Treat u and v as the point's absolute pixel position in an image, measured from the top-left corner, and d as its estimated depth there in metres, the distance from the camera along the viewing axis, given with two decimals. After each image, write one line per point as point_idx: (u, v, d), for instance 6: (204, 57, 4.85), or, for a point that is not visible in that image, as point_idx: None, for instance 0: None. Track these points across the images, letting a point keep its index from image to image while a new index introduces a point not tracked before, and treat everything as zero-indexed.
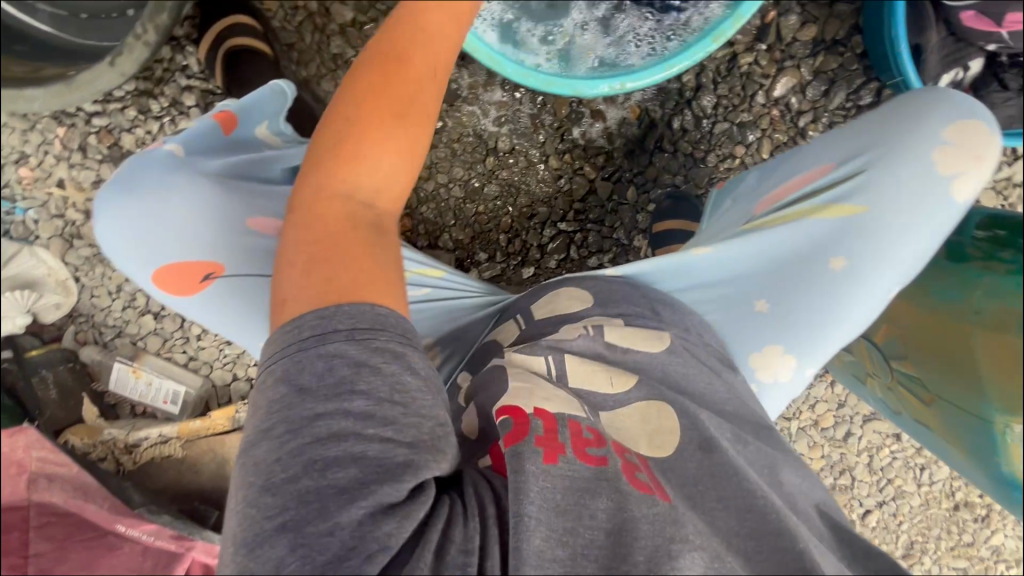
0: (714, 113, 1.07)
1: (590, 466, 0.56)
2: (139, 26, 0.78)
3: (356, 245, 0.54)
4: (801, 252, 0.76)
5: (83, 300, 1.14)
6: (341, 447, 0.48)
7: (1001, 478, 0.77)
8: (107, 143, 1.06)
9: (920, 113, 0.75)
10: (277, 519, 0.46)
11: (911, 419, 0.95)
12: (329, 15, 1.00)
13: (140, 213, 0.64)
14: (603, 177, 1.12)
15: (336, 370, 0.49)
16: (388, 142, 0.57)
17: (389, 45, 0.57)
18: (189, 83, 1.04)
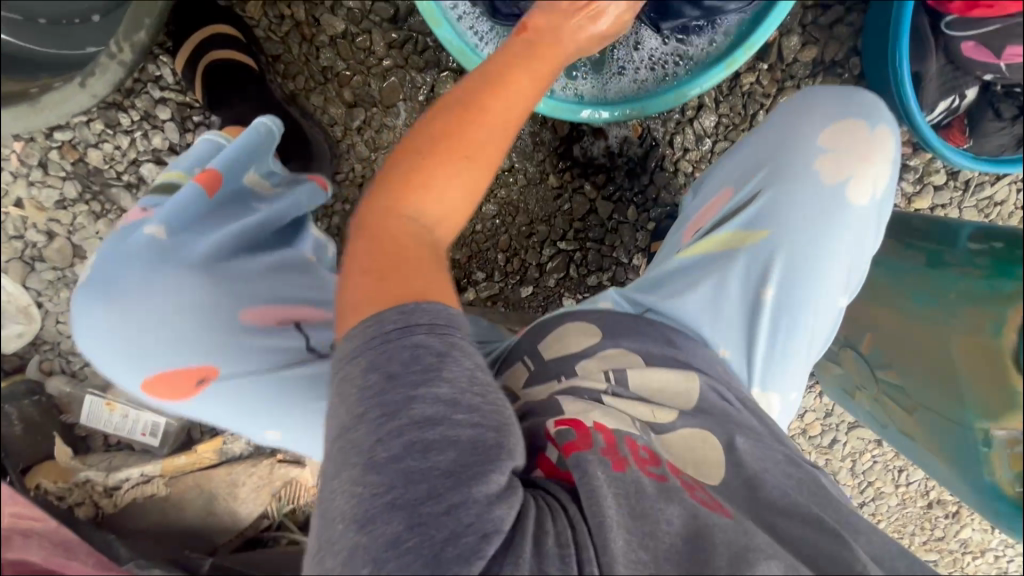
0: (715, 132, 1.06)
1: (653, 478, 0.57)
2: (115, 44, 0.78)
3: (420, 262, 0.54)
4: (746, 284, 0.75)
5: (47, 327, 1.05)
6: (434, 432, 0.47)
7: (984, 488, 0.77)
8: (72, 159, 0.98)
9: (799, 127, 0.78)
10: (355, 518, 0.46)
11: (895, 429, 0.94)
12: (319, 26, 0.94)
13: (124, 317, 0.55)
14: (605, 197, 1.10)
15: (422, 358, 0.48)
16: (457, 173, 0.57)
17: (464, 94, 0.58)
18: (163, 96, 0.96)
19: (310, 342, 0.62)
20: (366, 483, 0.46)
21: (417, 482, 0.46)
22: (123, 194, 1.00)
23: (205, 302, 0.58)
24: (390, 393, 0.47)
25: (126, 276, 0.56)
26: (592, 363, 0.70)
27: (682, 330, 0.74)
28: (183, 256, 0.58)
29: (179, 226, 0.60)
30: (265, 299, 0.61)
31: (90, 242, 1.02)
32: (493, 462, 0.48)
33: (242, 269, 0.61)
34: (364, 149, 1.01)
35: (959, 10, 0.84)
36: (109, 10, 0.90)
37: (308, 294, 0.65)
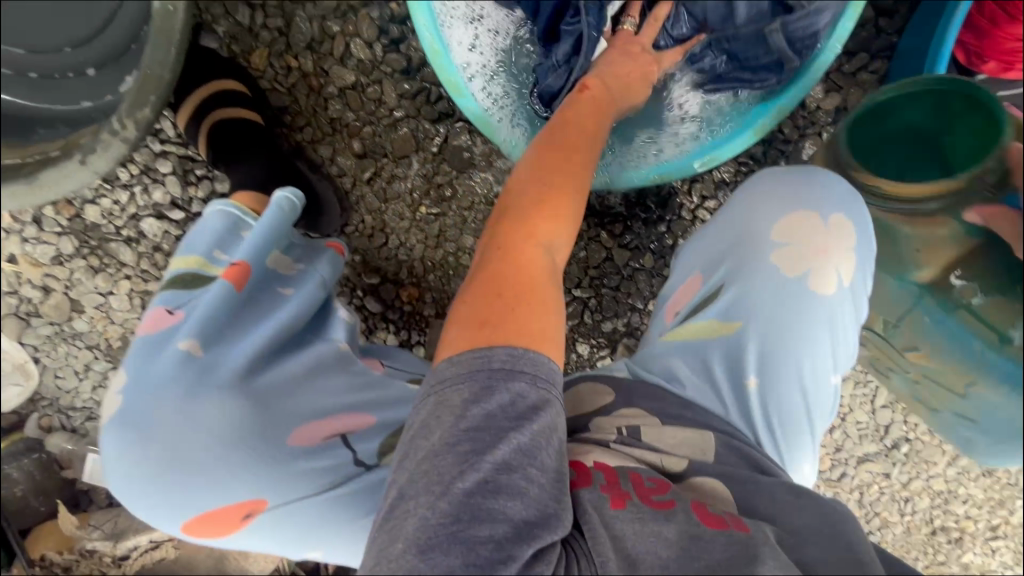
0: (734, 180, 1.04)
1: (659, 508, 0.58)
2: (117, 121, 0.73)
3: (535, 298, 0.58)
4: (733, 372, 0.71)
5: (46, 382, 1.00)
6: (508, 477, 0.51)
7: (1000, 367, 0.62)
8: (67, 215, 0.94)
9: (753, 212, 0.73)
10: (416, 542, 0.49)
11: (963, 414, 0.72)
12: (327, 76, 0.90)
13: (162, 453, 0.53)
14: (621, 245, 1.07)
15: (519, 406, 0.52)
16: (561, 209, 0.64)
17: (563, 133, 0.69)
18: (164, 149, 0.92)
19: (357, 455, 0.61)
20: (436, 512, 0.49)
21: (482, 522, 0.49)
22: (123, 249, 0.95)
23: (240, 429, 0.55)
24: (481, 432, 0.51)
25: (159, 409, 0.54)
26: (606, 420, 0.71)
27: (701, 406, 0.71)
28: (216, 379, 0.56)
29: (211, 338, 0.58)
30: (305, 415, 0.60)
31: (88, 297, 0.97)
32: (552, 521, 0.52)
33: (277, 381, 0.60)
34: (374, 200, 0.96)
35: (994, 70, 0.81)
36: (105, 62, 0.84)
37: (347, 400, 0.63)
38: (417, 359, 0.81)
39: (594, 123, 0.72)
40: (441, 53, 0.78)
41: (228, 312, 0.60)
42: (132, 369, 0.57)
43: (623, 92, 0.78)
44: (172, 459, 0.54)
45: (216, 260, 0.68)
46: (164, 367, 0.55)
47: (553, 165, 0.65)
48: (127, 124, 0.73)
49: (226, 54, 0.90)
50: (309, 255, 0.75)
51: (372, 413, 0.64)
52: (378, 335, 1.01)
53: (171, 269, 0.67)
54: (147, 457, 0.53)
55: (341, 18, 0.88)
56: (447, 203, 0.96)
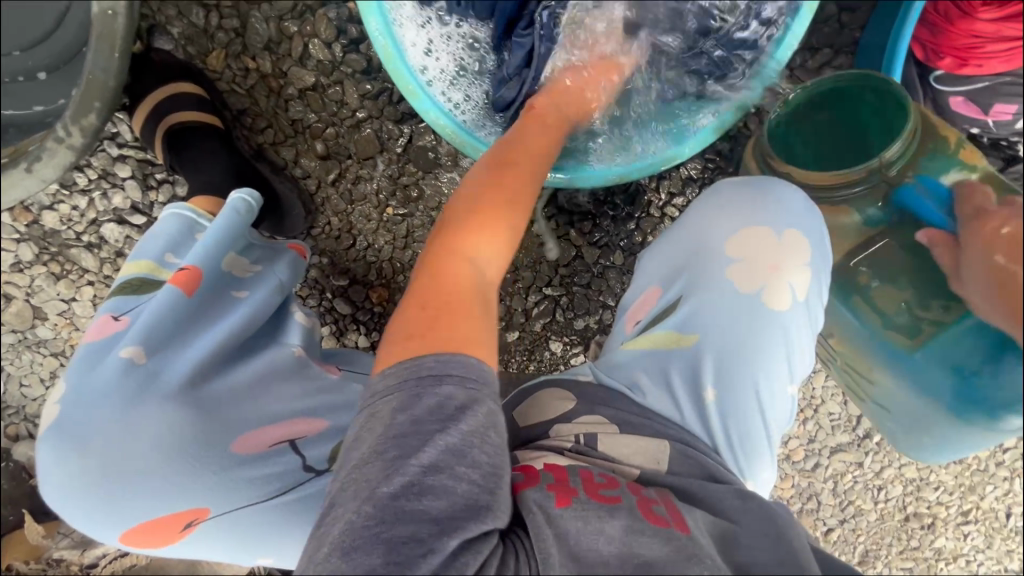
0: (701, 177, 1.04)
1: (604, 500, 0.60)
2: (63, 130, 0.77)
3: (465, 309, 0.58)
4: (692, 381, 0.74)
5: (11, 391, 0.98)
6: (434, 478, 0.51)
7: (885, 352, 0.75)
8: (25, 221, 0.92)
9: (707, 227, 0.78)
10: (340, 545, 0.50)
11: (878, 402, 0.82)
12: (287, 78, 0.89)
13: (103, 464, 0.53)
14: (590, 243, 1.07)
15: (445, 407, 0.52)
16: (502, 222, 0.65)
17: (507, 149, 0.71)
18: (122, 153, 0.91)
19: (307, 461, 0.62)
20: (360, 515, 0.50)
21: (404, 521, 0.50)
22: (84, 255, 0.94)
23: (182, 436, 0.55)
24: (407, 437, 0.51)
25: (100, 421, 0.54)
26: (567, 426, 0.73)
27: (668, 414, 0.73)
28: (161, 386, 0.56)
29: (156, 344, 0.58)
30: (252, 423, 0.60)
31: (50, 304, 0.96)
32: (483, 511, 0.52)
33: (226, 388, 0.60)
34: (340, 202, 0.95)
35: (950, 67, 0.81)
36: (56, 66, 0.82)
37: (301, 406, 0.64)
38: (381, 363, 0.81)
39: (542, 137, 0.75)
40: (395, 56, 0.77)
41: (178, 317, 0.60)
42: (72, 379, 0.56)
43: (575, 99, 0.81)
44: (108, 469, 0.53)
45: (167, 264, 0.67)
46: (107, 374, 0.55)
47: (499, 178, 0.68)
48: (73, 132, 0.77)
49: (182, 56, 0.89)
50: (268, 257, 0.74)
51: (324, 418, 0.65)
52: (349, 337, 1.00)
53: (123, 274, 0.66)
54: (82, 467, 0.53)
55: (299, 19, 0.87)
56: (414, 204, 0.95)
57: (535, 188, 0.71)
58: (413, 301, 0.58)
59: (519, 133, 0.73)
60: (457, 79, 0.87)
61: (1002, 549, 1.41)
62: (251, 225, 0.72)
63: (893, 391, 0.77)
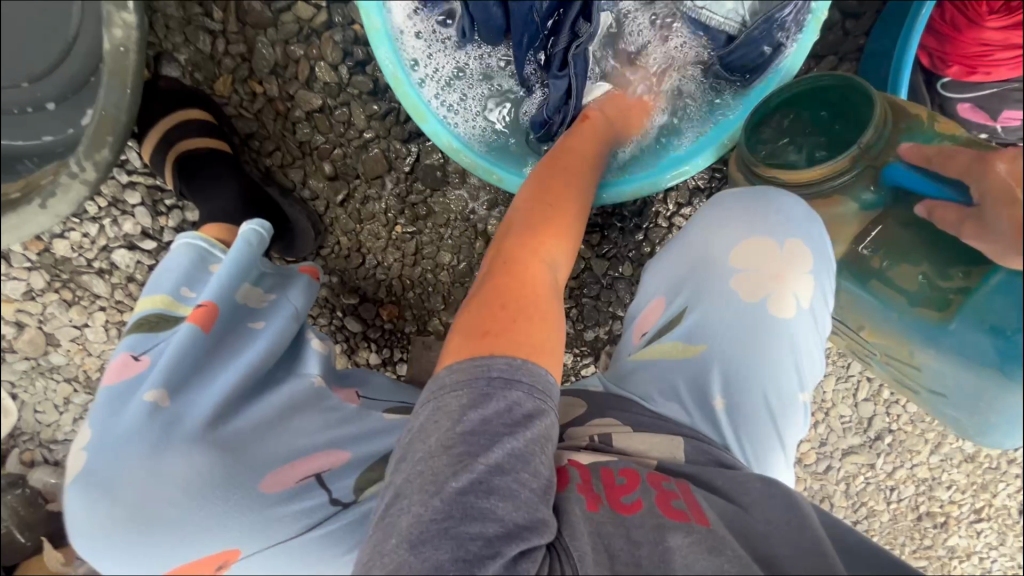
0: (708, 187, 1.04)
1: (626, 510, 0.61)
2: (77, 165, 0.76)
3: (537, 311, 0.62)
4: (713, 386, 0.74)
5: (26, 418, 0.98)
6: (503, 479, 0.54)
7: (917, 328, 0.73)
8: (36, 250, 0.92)
9: (710, 236, 0.78)
10: (408, 537, 0.52)
11: (932, 392, 0.78)
12: (294, 100, 0.90)
13: (129, 504, 0.53)
14: (599, 255, 1.07)
15: (515, 413, 0.55)
16: (568, 227, 0.72)
17: (559, 155, 0.77)
18: (131, 179, 0.91)
19: (332, 495, 0.60)
20: (430, 509, 0.52)
21: (474, 520, 0.52)
22: (96, 281, 0.94)
23: (210, 479, 0.55)
24: (477, 436, 0.54)
25: (124, 460, 0.54)
26: (581, 429, 0.75)
27: (685, 422, 0.74)
28: (185, 429, 0.56)
29: (178, 385, 0.59)
30: (279, 459, 0.60)
31: (63, 330, 0.96)
32: (540, 525, 0.55)
33: (248, 424, 0.60)
34: (349, 222, 0.95)
35: (958, 74, 0.81)
36: (64, 96, 0.82)
37: (321, 439, 0.63)
38: (396, 386, 0.81)
39: (594, 146, 0.79)
40: (405, 81, 0.77)
41: (196, 354, 0.61)
42: (96, 425, 0.56)
43: (621, 115, 0.83)
44: (140, 516, 0.53)
45: (184, 299, 0.67)
46: (129, 419, 0.55)
47: (556, 185, 0.74)
48: (87, 166, 0.77)
49: (189, 82, 0.89)
50: (280, 283, 0.75)
51: (346, 449, 0.63)
52: (361, 355, 1.00)
53: (138, 310, 0.67)
54: (111, 515, 0.53)
55: (304, 42, 0.87)
56: (422, 221, 0.96)
57: (587, 197, 0.76)
58: (491, 300, 0.62)
59: (569, 141, 0.78)
60: (449, 79, 0.84)
61: (1015, 545, 1.41)
62: (263, 250, 0.73)
63: (935, 374, 0.75)
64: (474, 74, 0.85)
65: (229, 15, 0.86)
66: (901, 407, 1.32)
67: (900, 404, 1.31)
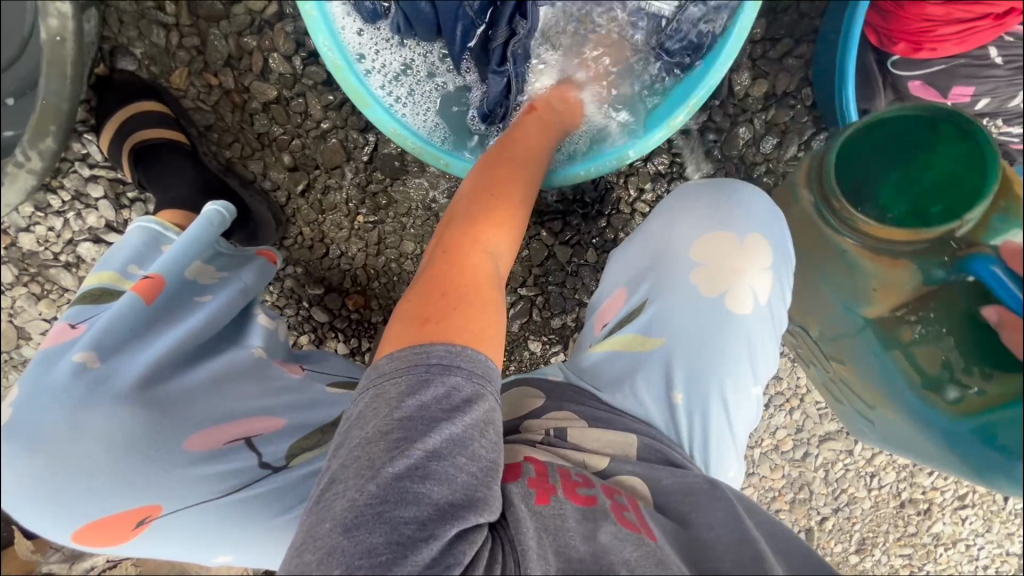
0: (669, 171, 1.04)
1: (579, 503, 0.61)
2: (21, 155, 0.86)
3: (478, 300, 0.63)
4: (669, 381, 0.75)
5: None
6: (438, 464, 0.54)
7: (918, 408, 0.72)
8: (3, 244, 0.94)
9: (665, 227, 0.81)
10: (342, 521, 0.51)
11: (873, 421, 0.83)
12: (249, 92, 0.91)
13: (50, 459, 0.52)
14: (562, 242, 1.08)
15: (453, 398, 0.56)
16: (511, 216, 0.72)
17: (512, 148, 0.76)
18: (93, 173, 0.92)
19: (263, 458, 0.63)
20: (364, 493, 0.52)
21: (408, 503, 0.52)
22: (63, 274, 0.95)
23: (131, 437, 0.56)
24: (414, 421, 0.54)
25: (42, 415, 0.53)
26: (536, 422, 0.75)
27: (637, 415, 0.75)
28: (113, 386, 0.56)
29: (110, 350, 0.58)
30: (211, 419, 0.61)
31: (33, 324, 0.97)
32: (479, 503, 0.54)
33: (184, 387, 0.61)
34: (311, 213, 0.97)
35: (904, 51, 0.81)
36: (22, 91, 0.88)
37: (259, 404, 0.65)
38: (350, 363, 0.83)
39: (543, 136, 0.79)
40: (344, 66, 0.76)
41: (133, 322, 0.61)
42: (25, 382, 0.55)
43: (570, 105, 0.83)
44: (57, 470, 0.52)
45: (129, 275, 0.69)
46: (56, 377, 0.55)
47: (502, 174, 0.74)
48: (32, 155, 0.86)
49: (145, 76, 0.90)
50: (237, 264, 0.76)
51: (282, 416, 0.66)
52: (328, 344, 1.01)
53: (85, 285, 0.68)
54: (31, 466, 0.52)
55: (257, 33, 0.89)
56: (384, 211, 0.97)
57: (534, 184, 0.76)
58: (433, 290, 0.63)
59: (518, 130, 0.78)
60: (396, 74, 0.84)
61: (1001, 532, 1.40)
62: (221, 235, 0.75)
63: (898, 432, 0.78)
64: (420, 71, 0.86)
65: (181, 9, 0.88)
66: None
67: None
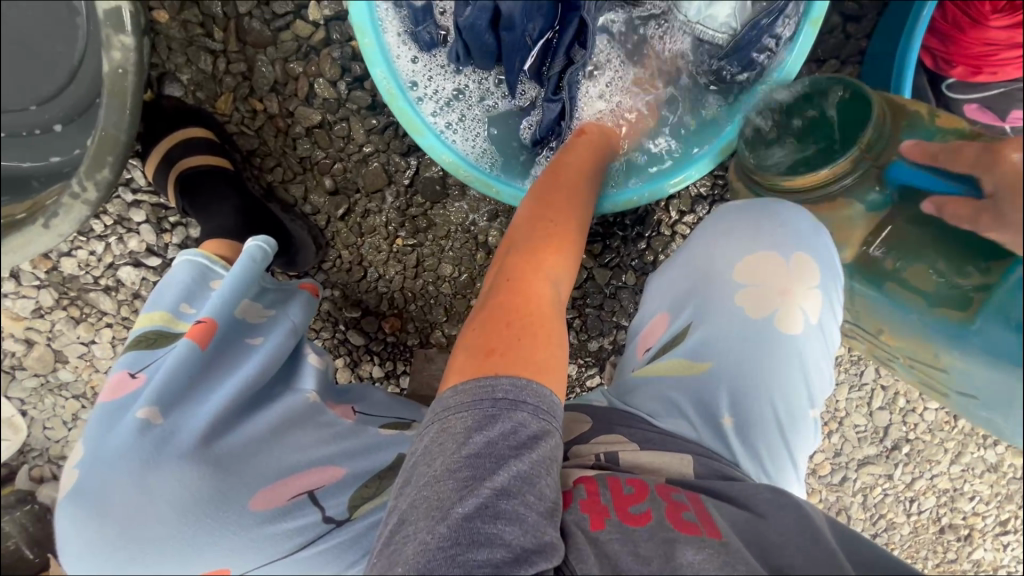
0: (710, 194, 1.03)
1: (637, 522, 0.58)
2: (78, 185, 0.82)
3: (541, 330, 0.61)
4: (725, 411, 0.72)
5: (34, 434, 0.98)
6: (509, 503, 0.52)
7: (937, 331, 0.63)
8: (44, 268, 0.94)
9: (711, 251, 0.78)
10: (415, 565, 0.49)
11: (962, 394, 0.65)
12: (293, 117, 0.91)
13: (121, 526, 0.52)
14: (601, 265, 1.06)
15: (520, 434, 0.54)
16: (563, 247, 0.70)
17: (555, 173, 0.75)
18: (136, 198, 0.92)
19: (325, 513, 0.61)
20: (435, 535, 0.50)
21: (480, 545, 0.50)
22: (102, 298, 0.95)
23: (199, 496, 0.55)
24: (481, 458, 0.52)
25: (110, 482, 0.53)
26: (584, 446, 0.72)
27: (693, 437, 0.72)
28: (175, 445, 0.56)
29: (169, 403, 0.58)
30: (272, 475, 0.60)
31: (70, 347, 0.97)
32: (548, 549, 0.51)
33: (241, 439, 0.60)
34: (350, 235, 0.96)
35: (962, 74, 0.80)
36: (70, 118, 0.89)
37: (320, 453, 0.64)
38: (394, 400, 0.81)
39: (590, 162, 0.77)
40: (399, 94, 0.77)
41: (191, 368, 0.61)
42: (89, 442, 0.56)
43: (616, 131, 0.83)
44: (127, 535, 0.52)
45: (183, 315, 0.68)
46: (121, 436, 0.55)
47: (552, 204, 0.72)
48: (88, 186, 0.83)
49: (191, 101, 0.90)
50: (282, 299, 0.76)
51: (341, 465, 0.64)
52: (363, 368, 1.00)
53: (136, 327, 0.67)
54: (102, 533, 0.52)
55: (303, 59, 0.89)
56: (423, 234, 0.96)
57: (585, 212, 0.74)
58: (494, 321, 0.61)
59: (563, 159, 0.77)
60: (449, 100, 0.84)
61: None
62: (265, 266, 0.74)
63: (960, 379, 0.63)
64: (473, 96, 0.85)
65: (229, 36, 0.88)
66: (918, 416, 1.26)
67: (917, 413, 1.25)
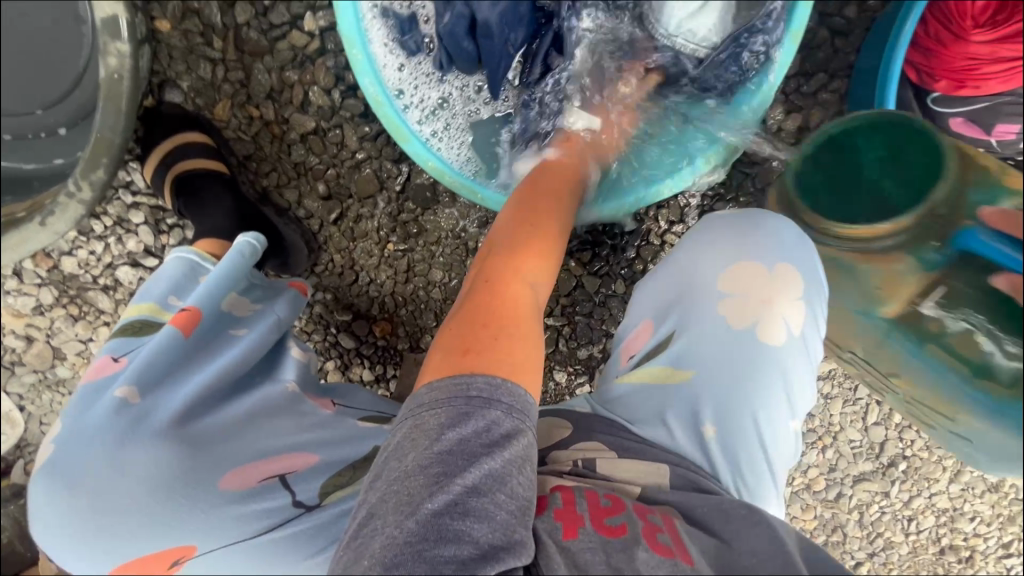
0: (699, 204, 1.03)
1: (612, 534, 0.58)
2: (72, 185, 0.89)
3: (514, 330, 0.62)
4: (706, 417, 0.72)
5: (31, 429, 1.00)
6: (479, 500, 0.53)
7: (977, 400, 0.65)
8: (45, 267, 0.96)
9: (696, 257, 0.78)
10: (382, 560, 0.50)
11: (956, 434, 0.73)
12: (288, 124, 0.93)
13: (91, 500, 0.53)
14: (590, 273, 1.07)
15: (494, 432, 0.54)
16: (543, 249, 0.71)
17: (541, 185, 0.77)
18: (136, 200, 0.95)
19: (296, 497, 0.62)
20: (402, 531, 0.51)
21: (447, 541, 0.51)
22: (101, 297, 0.97)
23: (172, 477, 0.56)
24: (453, 455, 0.53)
25: (85, 457, 0.54)
26: (564, 453, 0.73)
27: (671, 445, 0.72)
28: (150, 425, 0.57)
29: (149, 387, 0.60)
30: (245, 459, 0.61)
31: (69, 344, 0.99)
32: (517, 546, 0.52)
33: (218, 425, 0.61)
34: (342, 240, 0.98)
35: (946, 88, 0.80)
36: (73, 122, 0.93)
37: (293, 441, 0.65)
38: (379, 399, 0.82)
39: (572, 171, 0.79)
40: (385, 102, 0.79)
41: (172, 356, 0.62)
42: (69, 420, 0.58)
43: (603, 137, 0.84)
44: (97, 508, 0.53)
45: (170, 306, 0.70)
46: (100, 414, 0.57)
47: (534, 209, 0.73)
48: (82, 186, 0.90)
49: (190, 107, 0.93)
50: (270, 295, 0.78)
51: (316, 452, 0.66)
52: (353, 371, 1.01)
53: (125, 317, 0.70)
54: (74, 506, 0.53)
55: (299, 68, 0.91)
56: (414, 239, 0.97)
57: (566, 218, 0.76)
58: (470, 321, 0.62)
59: (550, 171, 0.79)
60: (434, 109, 0.86)
61: None
62: (253, 264, 0.76)
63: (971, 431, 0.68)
64: (457, 105, 0.87)
65: (228, 45, 0.91)
66: (915, 432, 1.24)
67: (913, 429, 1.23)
